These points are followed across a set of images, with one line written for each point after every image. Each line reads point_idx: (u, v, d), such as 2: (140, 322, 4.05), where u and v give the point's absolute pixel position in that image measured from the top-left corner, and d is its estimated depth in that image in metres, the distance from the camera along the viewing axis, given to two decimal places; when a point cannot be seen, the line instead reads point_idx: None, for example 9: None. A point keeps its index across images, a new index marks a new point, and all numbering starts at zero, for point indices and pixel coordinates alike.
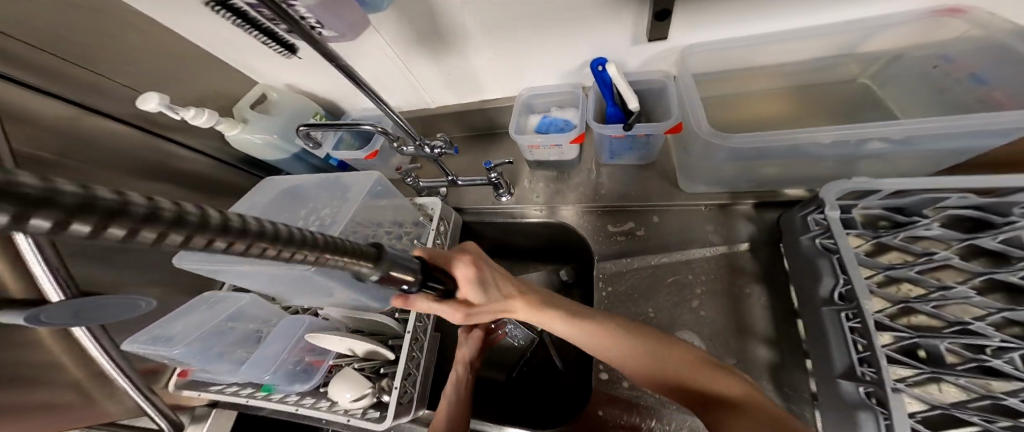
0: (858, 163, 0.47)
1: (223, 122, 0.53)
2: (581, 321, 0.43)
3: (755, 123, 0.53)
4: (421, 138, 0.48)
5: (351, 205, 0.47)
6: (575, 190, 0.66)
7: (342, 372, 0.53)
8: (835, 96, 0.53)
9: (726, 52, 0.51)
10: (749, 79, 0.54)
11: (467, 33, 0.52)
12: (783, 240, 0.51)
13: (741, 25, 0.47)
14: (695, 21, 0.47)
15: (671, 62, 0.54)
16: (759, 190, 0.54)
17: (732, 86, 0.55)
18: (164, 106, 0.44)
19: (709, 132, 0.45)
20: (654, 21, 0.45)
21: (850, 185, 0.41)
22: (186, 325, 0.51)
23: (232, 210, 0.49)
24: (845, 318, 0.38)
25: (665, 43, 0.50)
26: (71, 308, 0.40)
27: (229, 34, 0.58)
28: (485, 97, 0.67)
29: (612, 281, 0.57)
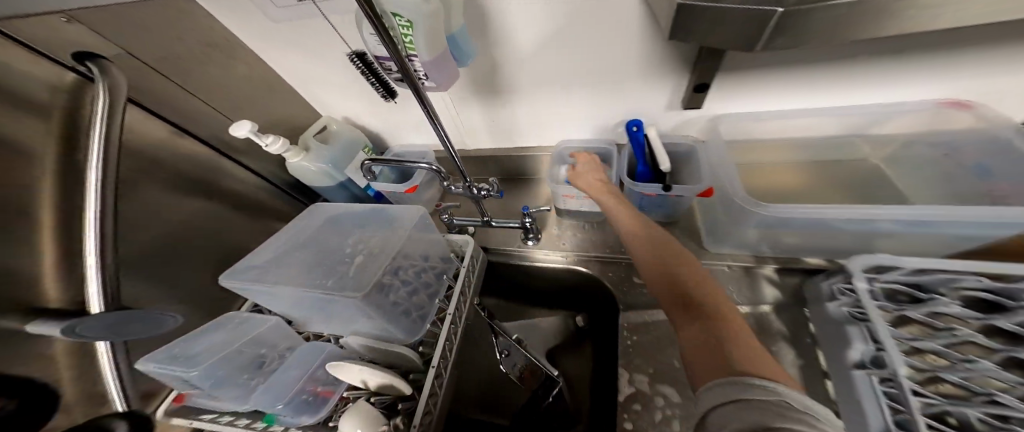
0: (875, 239, 0.50)
1: (292, 150, 0.56)
2: (639, 223, 0.48)
3: (773, 193, 0.60)
4: (471, 180, 0.52)
5: (398, 237, 0.50)
6: (597, 240, 0.70)
7: (354, 406, 0.49)
8: (842, 173, 0.60)
9: (749, 125, 0.58)
10: (764, 151, 0.61)
11: (522, 87, 0.59)
12: (807, 305, 0.52)
13: (764, 106, 0.55)
14: (728, 95, 0.54)
15: (699, 128, 0.60)
16: (780, 255, 0.57)
17: (752, 155, 0.62)
18: (254, 135, 0.47)
19: (748, 202, 0.50)
20: (692, 91, 0.52)
21: (880, 260, 0.43)
22: (207, 347, 0.49)
23: (279, 232, 0.51)
24: (880, 382, 0.38)
25: (697, 112, 0.57)
26: (110, 320, 0.40)
27: (306, 72, 0.65)
28: (522, 144, 0.73)
29: (638, 331, 0.59)
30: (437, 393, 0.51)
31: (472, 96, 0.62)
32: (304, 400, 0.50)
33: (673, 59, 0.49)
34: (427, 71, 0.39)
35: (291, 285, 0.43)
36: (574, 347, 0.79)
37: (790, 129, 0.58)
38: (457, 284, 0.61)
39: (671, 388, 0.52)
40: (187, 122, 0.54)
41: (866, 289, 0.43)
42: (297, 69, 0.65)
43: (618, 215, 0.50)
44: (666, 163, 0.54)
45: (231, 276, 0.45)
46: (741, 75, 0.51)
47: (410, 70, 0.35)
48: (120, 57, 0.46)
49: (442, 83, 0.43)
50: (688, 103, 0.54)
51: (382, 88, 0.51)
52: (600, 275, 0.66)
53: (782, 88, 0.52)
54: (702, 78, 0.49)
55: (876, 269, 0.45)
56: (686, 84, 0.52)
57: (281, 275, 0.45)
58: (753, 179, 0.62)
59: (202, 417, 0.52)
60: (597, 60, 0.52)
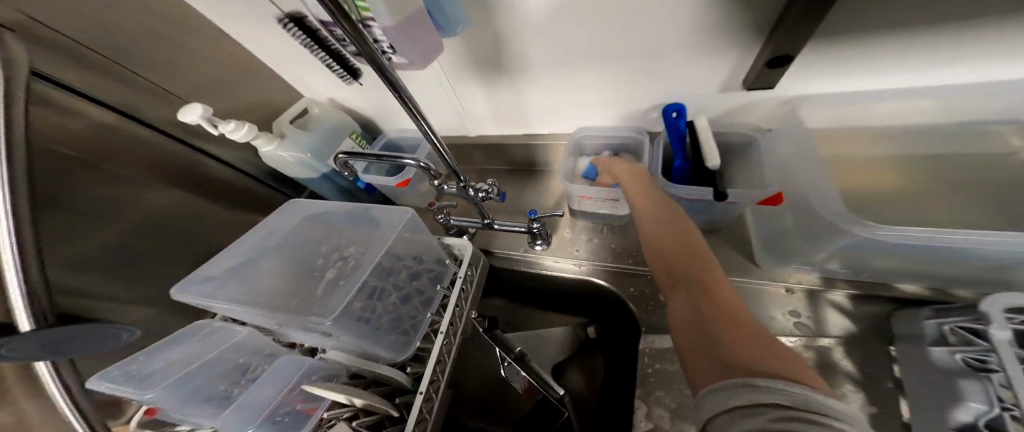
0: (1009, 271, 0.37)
1: (261, 137, 0.48)
2: (652, 200, 0.41)
3: (872, 199, 0.44)
4: (465, 180, 0.43)
5: (380, 245, 0.41)
6: (618, 246, 0.60)
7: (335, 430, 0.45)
8: (983, 172, 0.42)
9: (829, 111, 0.45)
10: (859, 142, 0.46)
11: (530, 62, 0.47)
12: (896, 343, 0.40)
13: (863, 85, 0.41)
14: (813, 71, 0.41)
15: (763, 112, 0.48)
16: (865, 279, 0.45)
17: (842, 149, 0.47)
18: (208, 121, 0.39)
19: (840, 217, 0.37)
20: (762, 69, 0.38)
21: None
22: (165, 363, 0.43)
23: (246, 235, 0.43)
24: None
25: (766, 92, 0.44)
26: (42, 339, 0.35)
27: (282, 45, 0.55)
28: (532, 131, 0.63)
29: (662, 358, 0.50)
30: (426, 418, 0.46)
31: (474, 72, 0.51)
32: (279, 421, 0.44)
33: (736, 22, 0.36)
34: (393, 42, 0.31)
35: (239, 307, 0.35)
36: (584, 360, 0.71)
37: (891, 113, 0.43)
38: (452, 296, 0.53)
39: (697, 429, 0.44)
40: (130, 108, 0.46)
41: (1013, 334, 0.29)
42: (271, 41, 0.55)
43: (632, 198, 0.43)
44: (712, 156, 0.42)
45: (186, 289, 0.37)
46: (839, 42, 0.36)
47: (370, 43, 0.25)
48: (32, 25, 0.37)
49: (420, 62, 0.35)
50: (756, 84, 0.41)
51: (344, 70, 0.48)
52: (619, 290, 0.57)
53: (895, 60, 0.37)
54: (781, 50, 0.35)
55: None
56: (756, 55, 0.39)
57: (232, 288, 0.38)
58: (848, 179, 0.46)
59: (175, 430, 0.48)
60: (631, 24, 0.39)
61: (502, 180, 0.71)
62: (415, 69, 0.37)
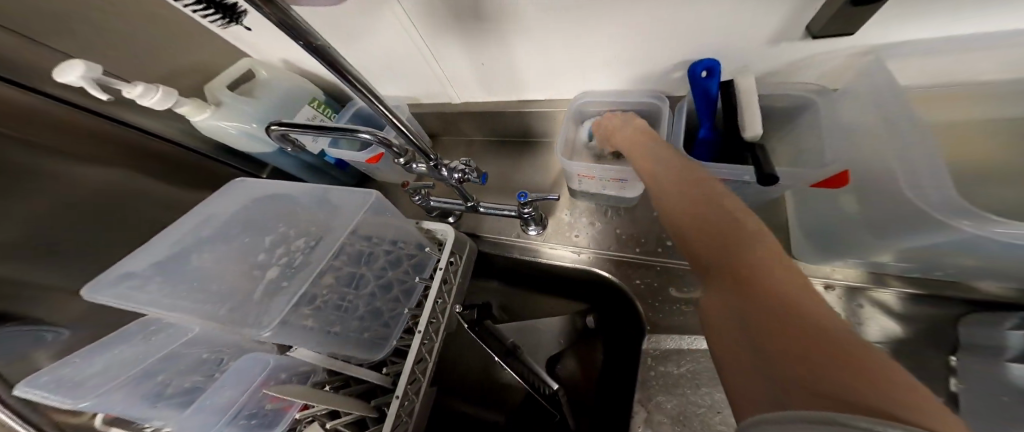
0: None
1: (186, 103, 0.40)
2: (656, 163, 0.32)
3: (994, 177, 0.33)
4: (435, 158, 0.35)
5: (336, 236, 0.35)
6: (623, 230, 0.53)
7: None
8: None
9: (912, 66, 0.34)
10: (959, 104, 0.34)
11: (517, 8, 0.36)
12: (959, 352, 0.34)
13: (979, 25, 0.29)
14: (904, 16, 0.30)
15: (820, 71, 0.37)
16: (935, 278, 0.37)
17: (953, 109, 0.35)
18: (93, 82, 0.32)
19: (947, 208, 0.26)
20: (844, 6, 0.27)
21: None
22: (104, 368, 0.38)
23: (177, 221, 0.37)
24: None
25: (830, 44, 0.33)
26: None
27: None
28: (526, 97, 0.53)
29: (667, 360, 0.44)
30: (404, 423, 0.42)
31: (447, 20, 0.40)
32: (245, 423, 0.39)
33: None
34: None
35: (162, 310, 0.29)
36: (582, 349, 0.66)
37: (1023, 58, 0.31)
38: (432, 287, 0.46)
39: None
40: (16, 74, 0.38)
41: None
42: None
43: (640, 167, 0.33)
44: (754, 124, 0.33)
45: (99, 289, 0.30)
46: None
47: None
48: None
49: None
50: (825, 31, 0.30)
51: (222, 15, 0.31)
52: (622, 281, 0.50)
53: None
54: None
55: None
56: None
57: (158, 284, 0.31)
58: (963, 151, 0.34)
59: None
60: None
61: (493, 154, 0.62)
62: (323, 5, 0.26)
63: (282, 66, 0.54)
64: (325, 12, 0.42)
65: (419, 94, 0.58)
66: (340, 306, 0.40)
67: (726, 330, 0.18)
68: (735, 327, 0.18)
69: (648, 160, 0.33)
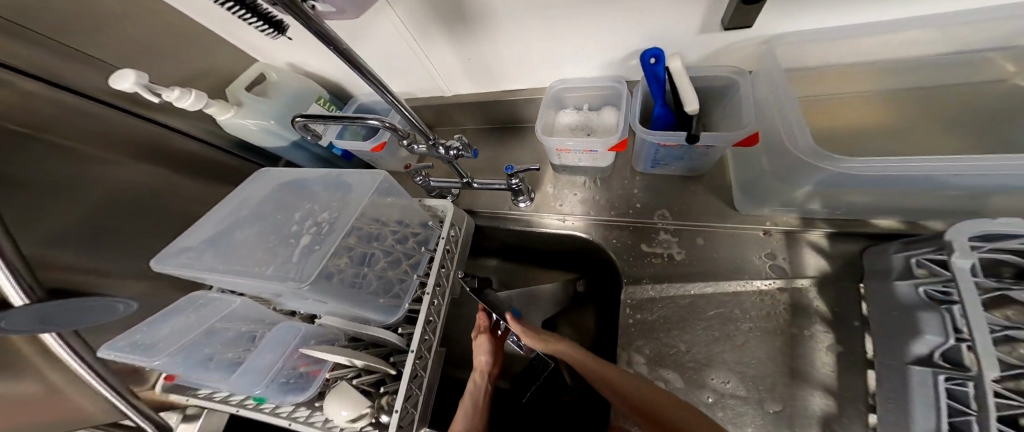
0: (999, 195, 0.35)
1: (215, 105, 0.46)
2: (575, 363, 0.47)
3: (847, 140, 0.44)
4: (433, 137, 0.42)
5: (353, 209, 0.42)
6: (601, 199, 0.59)
7: (338, 389, 0.49)
8: (970, 104, 0.41)
9: (811, 48, 0.42)
10: (841, 78, 0.44)
11: (497, 11, 0.43)
12: (865, 279, 0.41)
13: (848, 12, 0.38)
14: (790, 11, 0.38)
15: (746, 53, 0.45)
16: (842, 216, 0.45)
17: (829, 86, 0.45)
18: (144, 88, 0.37)
19: (813, 155, 0.36)
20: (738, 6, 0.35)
21: (992, 228, 0.29)
22: (169, 333, 0.47)
23: (216, 207, 0.43)
24: (941, 380, 0.28)
25: (743, 33, 0.42)
26: (36, 314, 0.37)
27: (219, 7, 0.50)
28: (509, 87, 0.59)
29: (642, 308, 0.50)
30: (420, 375, 0.50)
31: (433, 22, 0.47)
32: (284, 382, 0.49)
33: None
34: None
35: (221, 274, 0.36)
36: (572, 311, 0.74)
37: (875, 47, 0.41)
38: (436, 256, 0.54)
39: (674, 372, 0.45)
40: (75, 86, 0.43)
41: (972, 268, 0.29)
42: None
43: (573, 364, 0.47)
44: (691, 99, 0.39)
45: (167, 263, 0.37)
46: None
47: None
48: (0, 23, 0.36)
49: (351, 10, 0.32)
50: (733, 20, 0.37)
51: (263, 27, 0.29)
52: (601, 241, 0.57)
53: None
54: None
55: (987, 239, 0.31)
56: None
57: (211, 255, 0.38)
58: (823, 118, 0.45)
59: (198, 392, 0.54)
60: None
61: (484, 140, 0.68)
62: (343, 18, 0.33)
63: (286, 68, 0.60)
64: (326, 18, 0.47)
65: (414, 89, 0.64)
66: (352, 284, 0.45)
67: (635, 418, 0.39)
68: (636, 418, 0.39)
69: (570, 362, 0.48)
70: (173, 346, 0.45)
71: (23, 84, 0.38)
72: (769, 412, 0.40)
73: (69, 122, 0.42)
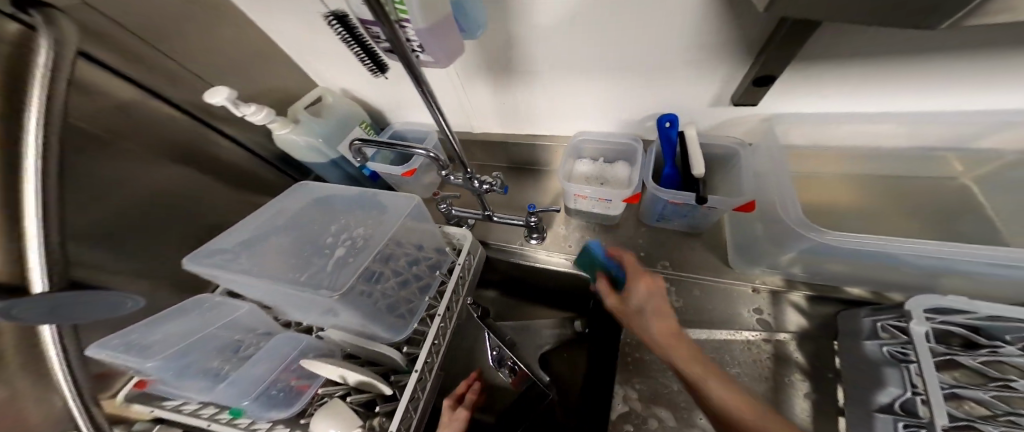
0: (946, 275, 0.42)
1: (277, 120, 0.50)
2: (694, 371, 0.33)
3: (829, 213, 0.51)
4: (472, 171, 0.46)
5: (388, 228, 0.44)
6: (608, 243, 0.64)
7: (328, 405, 0.48)
8: (930, 194, 0.50)
9: (807, 127, 0.50)
10: (827, 158, 0.52)
11: (542, 68, 0.50)
12: (838, 337, 0.46)
13: (841, 103, 0.45)
14: (794, 95, 0.46)
15: (748, 127, 0.54)
16: (818, 281, 0.51)
17: (814, 163, 0.54)
18: (231, 103, 0.41)
19: (802, 225, 0.43)
20: (748, 86, 0.43)
21: (946, 303, 0.36)
22: (164, 336, 0.44)
23: (253, 212, 0.45)
24: (901, 426, 0.32)
25: (750, 109, 0.50)
26: (52, 302, 0.36)
27: (290, 36, 0.56)
28: (531, 132, 0.66)
29: (642, 348, 0.53)
30: (418, 397, 0.48)
31: (484, 71, 0.53)
32: (272, 396, 0.47)
33: (743, 41, 0.39)
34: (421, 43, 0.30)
35: (252, 276, 0.37)
36: (567, 350, 0.75)
37: (854, 136, 0.49)
38: (449, 282, 0.55)
39: (667, 411, 0.47)
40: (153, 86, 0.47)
41: (927, 333, 0.35)
42: (283, 29, 0.55)
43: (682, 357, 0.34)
44: (699, 167, 0.46)
45: (196, 261, 0.38)
46: (830, 66, 0.41)
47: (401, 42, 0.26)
48: (84, 11, 0.39)
49: (443, 59, 0.34)
50: (741, 99, 0.46)
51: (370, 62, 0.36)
52: None
53: (871, 80, 0.41)
54: (766, 70, 0.39)
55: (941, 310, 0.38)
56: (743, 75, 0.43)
57: (246, 258, 0.39)
58: (808, 191, 0.54)
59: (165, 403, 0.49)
60: (643, 37, 0.42)
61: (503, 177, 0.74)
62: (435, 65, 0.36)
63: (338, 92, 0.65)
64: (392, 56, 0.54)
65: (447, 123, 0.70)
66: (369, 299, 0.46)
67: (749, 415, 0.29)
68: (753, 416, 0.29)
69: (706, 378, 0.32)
70: (167, 352, 0.42)
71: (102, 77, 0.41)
72: None
73: (132, 120, 0.45)
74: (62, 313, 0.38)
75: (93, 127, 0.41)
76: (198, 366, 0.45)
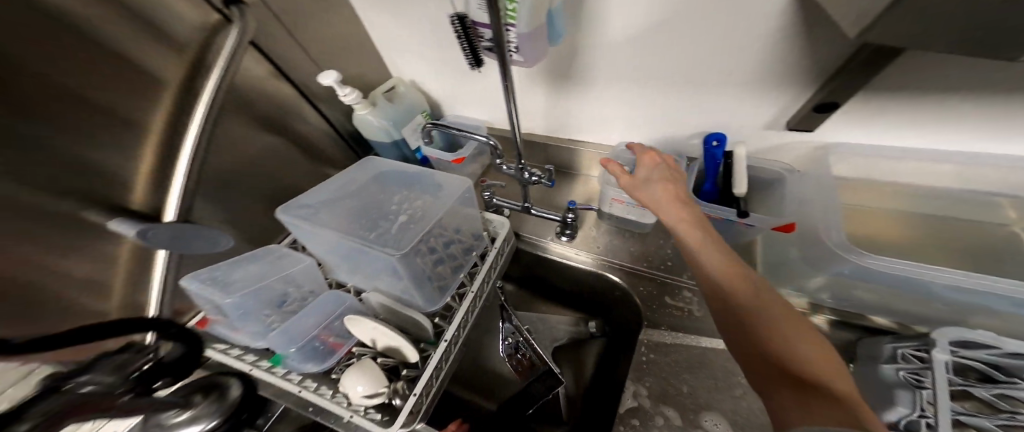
0: (971, 312, 0.44)
1: (361, 103, 0.57)
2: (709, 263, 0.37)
3: (868, 243, 0.53)
4: (525, 163, 0.51)
5: (442, 205, 0.49)
6: (637, 249, 0.68)
7: (360, 363, 0.51)
8: (984, 237, 0.50)
9: (861, 160, 0.52)
10: (872, 192, 0.55)
11: (602, 79, 0.55)
12: (855, 361, 0.49)
13: (886, 135, 0.48)
14: (853, 128, 0.49)
15: (798, 155, 0.56)
16: (847, 309, 0.52)
17: (857, 196, 0.57)
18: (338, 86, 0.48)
19: (842, 248, 0.46)
20: (811, 110, 0.46)
21: (973, 336, 0.38)
22: (242, 277, 0.51)
23: (331, 177, 0.52)
24: None
25: (804, 135, 0.52)
26: (174, 230, 0.45)
27: (380, 27, 0.64)
28: (573, 136, 0.70)
29: (657, 350, 0.57)
30: (442, 367, 0.52)
31: (547, 77, 0.59)
32: (312, 349, 0.52)
33: (804, 68, 0.43)
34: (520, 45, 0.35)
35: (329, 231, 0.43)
36: (580, 349, 0.78)
37: (908, 173, 0.52)
38: (484, 265, 0.60)
39: (674, 410, 0.51)
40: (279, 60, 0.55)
41: (948, 361, 0.37)
42: (377, 20, 0.62)
43: (703, 253, 0.38)
44: (741, 185, 0.50)
45: (288, 213, 0.45)
46: (881, 96, 0.44)
47: (503, 40, 0.31)
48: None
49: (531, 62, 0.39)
50: (800, 124, 0.49)
51: (471, 56, 0.38)
52: (630, 287, 0.64)
53: (925, 116, 0.44)
54: (832, 96, 0.43)
55: (965, 344, 0.40)
56: (807, 99, 0.46)
57: (329, 214, 0.46)
58: (856, 222, 0.55)
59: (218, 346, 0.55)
60: (706, 57, 0.46)
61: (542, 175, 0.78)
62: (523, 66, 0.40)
63: (408, 81, 0.72)
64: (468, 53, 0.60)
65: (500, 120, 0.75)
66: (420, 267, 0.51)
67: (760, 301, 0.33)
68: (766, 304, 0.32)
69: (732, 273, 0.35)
70: (245, 289, 0.49)
71: (252, 57, 0.51)
72: None
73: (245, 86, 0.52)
74: (180, 242, 0.47)
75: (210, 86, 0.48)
76: (263, 307, 0.51)
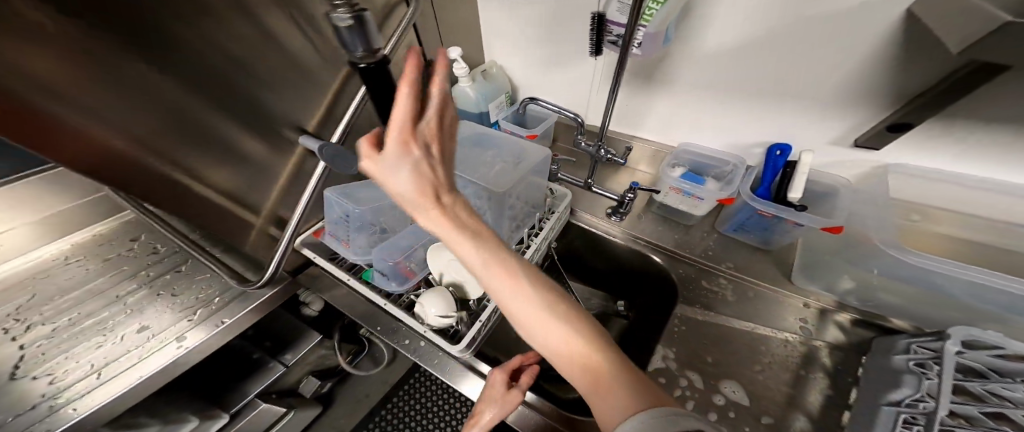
0: (987, 322, 0.50)
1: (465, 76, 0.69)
2: (528, 292, 0.34)
3: None
4: (603, 142, 0.59)
5: (528, 164, 0.61)
6: (681, 237, 0.74)
7: (435, 289, 0.59)
8: None
9: (910, 182, 0.57)
10: (918, 212, 0.59)
11: (678, 79, 0.63)
12: (869, 353, 0.55)
13: (935, 159, 0.54)
14: (911, 149, 0.54)
15: (858, 172, 0.61)
16: (867, 309, 0.58)
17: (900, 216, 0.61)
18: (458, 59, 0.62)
19: (887, 244, 0.52)
20: (884, 130, 0.51)
21: (981, 335, 0.44)
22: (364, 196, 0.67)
23: None
24: (905, 415, 0.42)
25: (866, 153, 0.58)
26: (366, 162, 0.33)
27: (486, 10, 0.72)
28: (638, 134, 0.77)
29: (688, 324, 0.64)
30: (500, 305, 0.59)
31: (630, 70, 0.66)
32: (398, 270, 0.62)
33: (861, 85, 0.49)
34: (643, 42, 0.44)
35: None
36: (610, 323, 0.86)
37: (957, 199, 0.56)
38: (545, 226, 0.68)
39: (697, 375, 0.58)
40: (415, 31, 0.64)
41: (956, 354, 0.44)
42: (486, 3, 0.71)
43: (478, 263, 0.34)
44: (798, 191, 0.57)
45: None
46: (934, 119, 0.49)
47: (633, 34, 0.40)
48: None
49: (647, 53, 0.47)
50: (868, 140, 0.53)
51: (596, 43, 0.45)
52: (670, 268, 0.71)
53: (976, 141, 0.49)
54: (906, 118, 0.47)
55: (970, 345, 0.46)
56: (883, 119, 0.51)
57: None
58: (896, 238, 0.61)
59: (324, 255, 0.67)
60: (787, 73, 0.53)
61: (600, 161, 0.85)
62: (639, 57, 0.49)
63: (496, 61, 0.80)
64: (562, 41, 0.68)
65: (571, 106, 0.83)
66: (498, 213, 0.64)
67: (542, 322, 0.34)
68: (572, 340, 0.33)
69: (548, 326, 0.33)
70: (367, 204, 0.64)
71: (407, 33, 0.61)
72: (766, 423, 0.52)
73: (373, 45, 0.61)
74: None
75: (345, 43, 0.58)
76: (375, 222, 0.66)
